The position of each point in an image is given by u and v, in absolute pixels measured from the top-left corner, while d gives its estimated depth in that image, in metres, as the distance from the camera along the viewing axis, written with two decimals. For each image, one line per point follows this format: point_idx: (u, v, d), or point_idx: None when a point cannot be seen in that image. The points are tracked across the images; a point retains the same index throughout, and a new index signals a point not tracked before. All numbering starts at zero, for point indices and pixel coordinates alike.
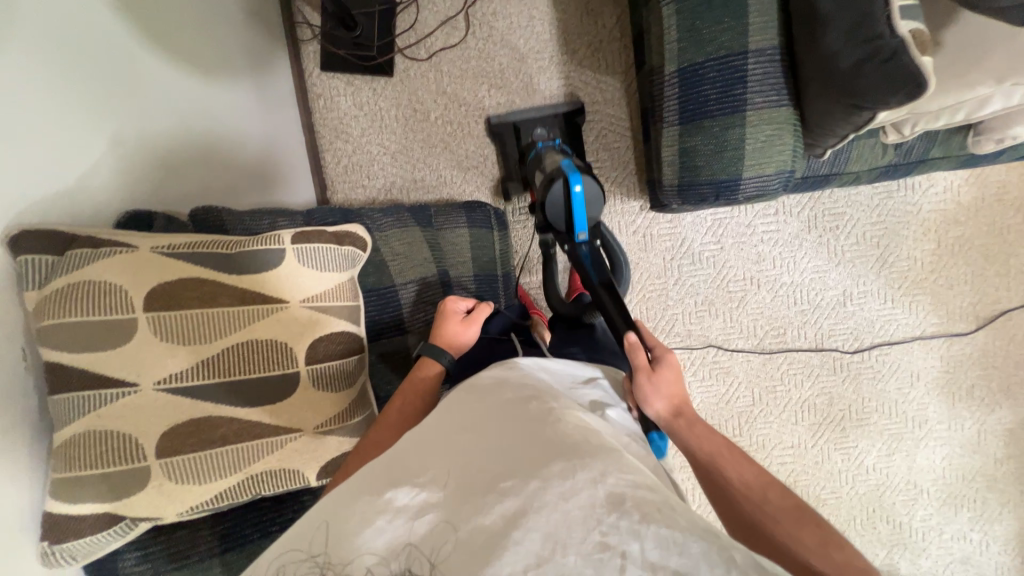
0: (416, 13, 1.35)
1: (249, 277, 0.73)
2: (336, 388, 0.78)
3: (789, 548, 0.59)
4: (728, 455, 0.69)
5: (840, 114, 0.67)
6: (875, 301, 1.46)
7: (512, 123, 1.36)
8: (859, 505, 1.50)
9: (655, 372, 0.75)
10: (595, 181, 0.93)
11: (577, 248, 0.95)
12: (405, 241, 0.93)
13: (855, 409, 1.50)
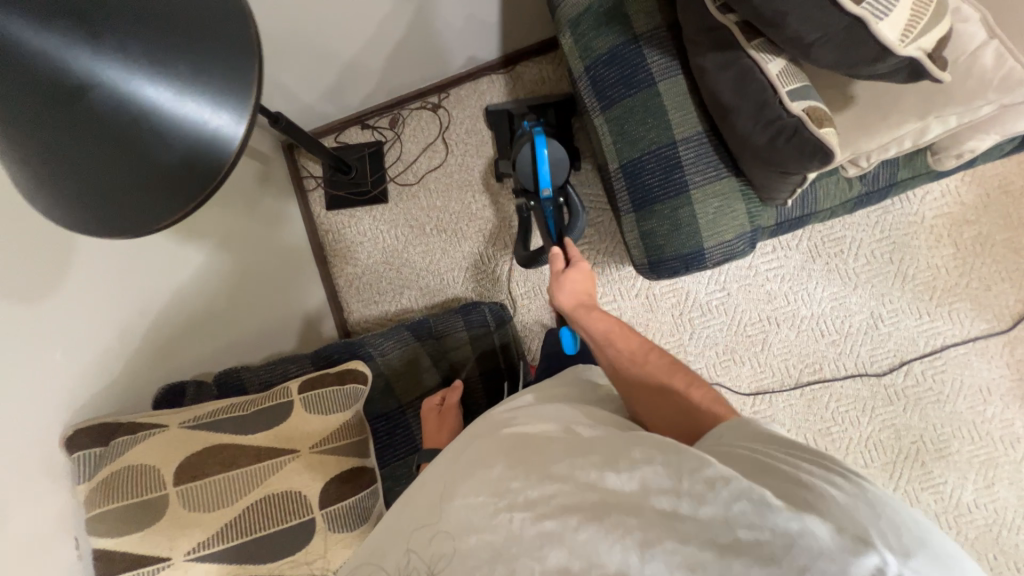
0: (400, 148, 1.55)
1: (264, 434, 0.81)
2: (351, 526, 0.81)
3: (657, 391, 0.70)
4: (617, 331, 0.81)
5: (775, 179, 0.73)
6: (908, 318, 1.38)
7: (506, 110, 1.48)
8: (973, 553, 1.29)
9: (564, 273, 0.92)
10: (557, 148, 1.22)
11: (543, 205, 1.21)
12: (407, 359, 1.01)
13: (930, 440, 1.35)
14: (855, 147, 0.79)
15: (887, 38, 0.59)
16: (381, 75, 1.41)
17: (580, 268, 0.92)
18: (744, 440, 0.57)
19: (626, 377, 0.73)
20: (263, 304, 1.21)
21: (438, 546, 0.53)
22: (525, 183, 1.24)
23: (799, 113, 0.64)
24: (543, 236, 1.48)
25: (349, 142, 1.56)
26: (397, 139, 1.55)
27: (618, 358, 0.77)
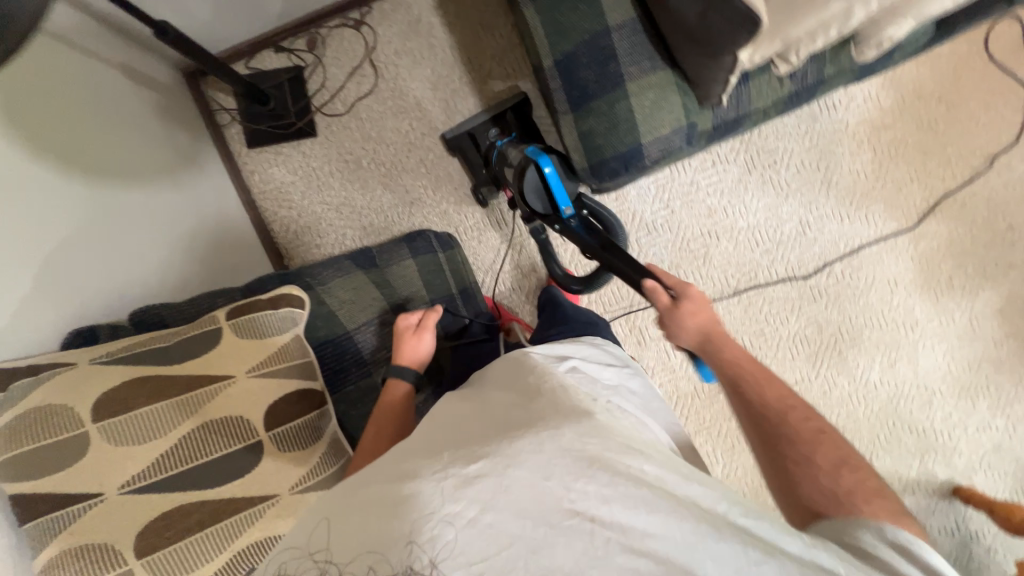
0: (323, 72, 1.40)
1: (191, 362, 0.77)
2: (302, 444, 0.80)
3: (797, 482, 0.70)
4: (759, 372, 0.82)
5: (709, 64, 0.72)
6: (832, 222, 1.49)
7: (467, 131, 1.37)
8: (874, 420, 1.54)
9: (676, 307, 0.95)
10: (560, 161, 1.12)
11: (569, 223, 1.15)
12: (349, 287, 0.97)
13: (848, 332, 1.52)
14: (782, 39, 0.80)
15: None
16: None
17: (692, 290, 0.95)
18: (841, 537, 0.63)
19: (788, 436, 0.74)
20: (186, 245, 1.14)
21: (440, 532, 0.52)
22: (542, 207, 1.15)
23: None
24: None
25: (262, 69, 1.38)
26: (318, 62, 1.40)
27: (754, 399, 0.79)
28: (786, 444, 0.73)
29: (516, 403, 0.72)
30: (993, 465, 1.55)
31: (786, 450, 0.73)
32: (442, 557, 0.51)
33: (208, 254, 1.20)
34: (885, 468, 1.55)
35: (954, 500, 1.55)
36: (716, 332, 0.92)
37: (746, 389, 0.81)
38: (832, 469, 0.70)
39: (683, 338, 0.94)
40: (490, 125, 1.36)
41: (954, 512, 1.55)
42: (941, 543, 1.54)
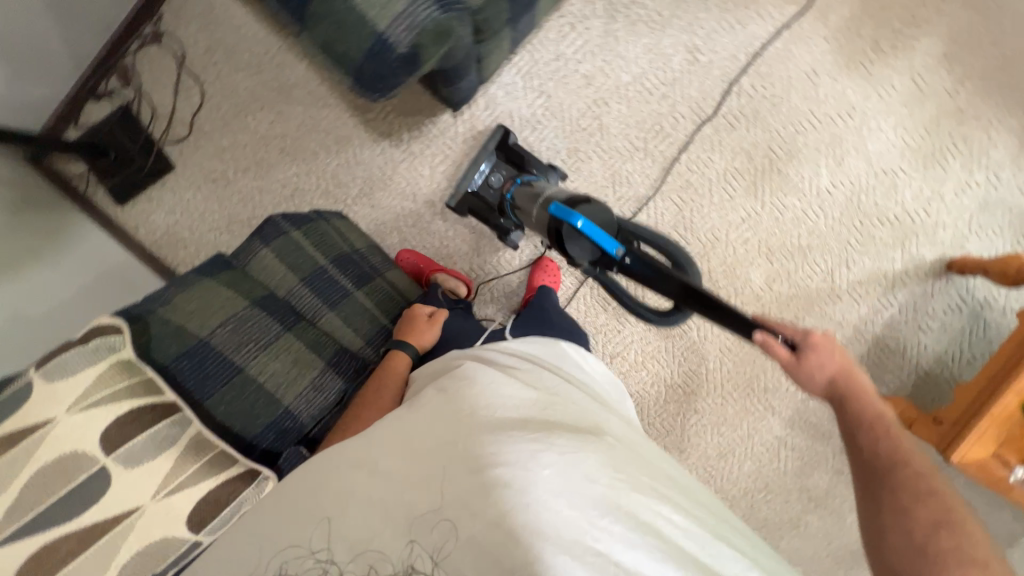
0: (151, 101, 1.35)
1: (7, 420, 0.71)
2: (159, 456, 0.75)
3: (893, 542, 0.61)
4: (869, 413, 0.70)
5: None
6: (721, 37, 1.35)
7: (466, 193, 1.32)
8: (841, 227, 1.43)
9: (801, 359, 0.70)
10: (596, 204, 0.85)
11: (625, 264, 0.78)
12: (194, 297, 0.91)
13: (781, 146, 1.38)
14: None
15: None
16: (63, 20, 1.18)
17: (822, 338, 0.69)
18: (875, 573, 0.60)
19: (892, 486, 0.64)
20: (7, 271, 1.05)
21: (437, 534, 0.57)
22: (585, 263, 0.84)
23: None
24: (347, 127, 1.36)
25: (91, 122, 1.33)
26: (141, 93, 1.34)
27: (860, 440, 0.69)
28: (882, 485, 0.65)
29: (554, 405, 0.71)
30: (985, 223, 1.41)
31: (896, 514, 0.62)
32: (443, 556, 0.56)
33: (86, 303, 1.18)
34: (867, 269, 1.45)
35: (951, 275, 1.44)
36: (845, 375, 0.72)
37: (846, 415, 0.71)
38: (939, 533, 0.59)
39: (811, 381, 0.72)
40: (496, 171, 1.31)
41: (954, 287, 1.45)
42: (951, 323, 1.45)
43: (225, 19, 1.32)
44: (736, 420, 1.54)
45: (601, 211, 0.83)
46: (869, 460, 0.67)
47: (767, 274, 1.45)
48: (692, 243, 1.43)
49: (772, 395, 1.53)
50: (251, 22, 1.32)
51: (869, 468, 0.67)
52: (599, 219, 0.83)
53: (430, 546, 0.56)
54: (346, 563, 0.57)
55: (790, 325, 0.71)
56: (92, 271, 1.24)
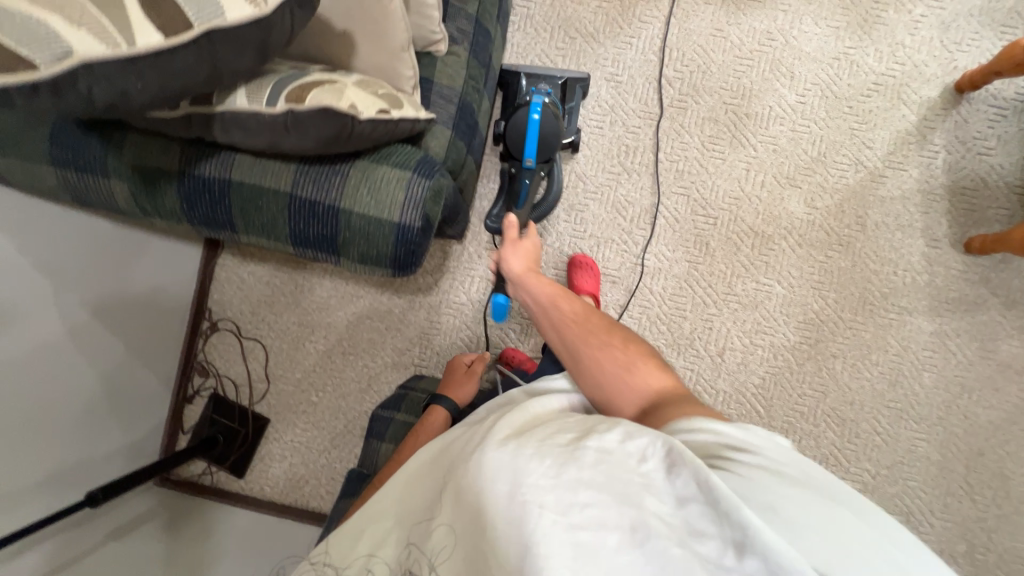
0: (229, 378, 1.52)
1: None
2: None
3: (601, 360, 0.79)
4: (563, 295, 0.90)
5: (359, 143, 0.75)
6: (628, 52, 1.47)
7: (521, 74, 1.38)
8: (835, 121, 1.44)
9: (514, 242, 1.04)
10: (550, 120, 1.23)
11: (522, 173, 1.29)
12: None
13: (734, 96, 1.45)
14: (400, 43, 0.82)
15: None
16: (137, 343, 1.33)
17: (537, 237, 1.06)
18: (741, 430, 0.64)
19: (565, 330, 0.84)
20: None
21: (438, 541, 0.59)
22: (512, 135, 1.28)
23: (286, 104, 0.64)
24: (383, 303, 1.50)
25: (193, 422, 1.50)
26: (219, 376, 1.52)
27: (558, 308, 0.88)
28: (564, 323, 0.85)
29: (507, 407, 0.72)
30: (958, 38, 1.42)
31: (586, 351, 0.80)
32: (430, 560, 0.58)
33: (253, 564, 1.26)
34: (889, 139, 1.43)
35: (966, 95, 1.42)
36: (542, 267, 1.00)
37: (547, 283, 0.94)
38: (593, 344, 0.81)
39: (515, 261, 1.00)
40: (543, 82, 1.37)
41: (978, 103, 1.41)
42: (1003, 132, 1.41)
43: (252, 283, 1.53)
44: (879, 341, 1.42)
45: (545, 135, 1.24)
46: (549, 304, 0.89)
47: (803, 198, 1.44)
48: (718, 215, 1.45)
49: (893, 297, 1.42)
50: (273, 273, 1.52)
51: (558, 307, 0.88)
52: (539, 132, 1.24)
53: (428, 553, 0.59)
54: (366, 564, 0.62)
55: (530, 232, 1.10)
56: (252, 544, 1.33)
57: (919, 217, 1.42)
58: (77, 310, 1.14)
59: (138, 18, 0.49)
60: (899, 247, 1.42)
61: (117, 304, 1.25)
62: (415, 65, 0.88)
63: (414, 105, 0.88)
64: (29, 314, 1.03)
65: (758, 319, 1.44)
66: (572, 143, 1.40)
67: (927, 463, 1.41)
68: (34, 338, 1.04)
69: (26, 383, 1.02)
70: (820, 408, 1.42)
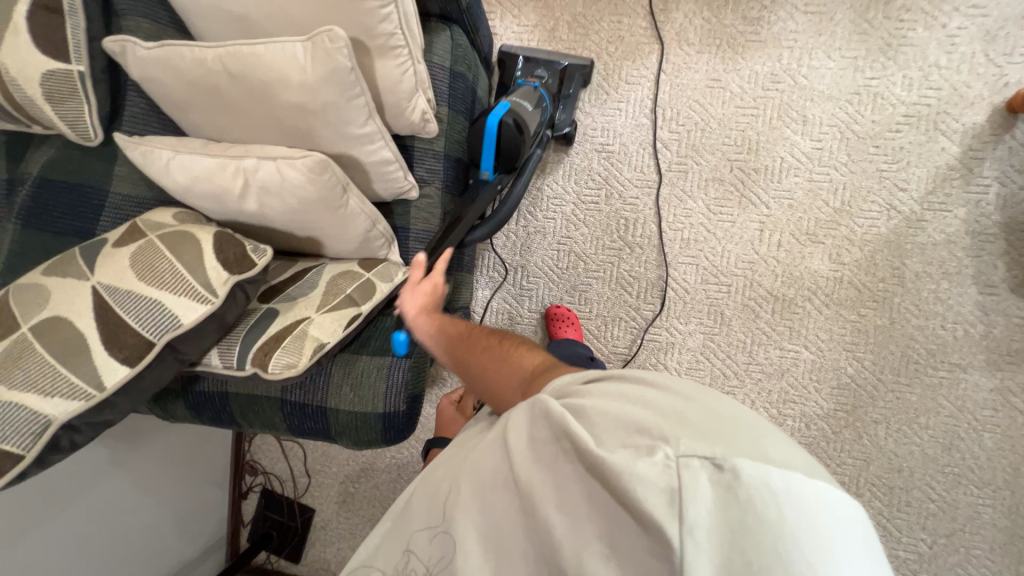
0: (274, 474, 1.64)
1: None
2: None
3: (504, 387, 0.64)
4: (456, 331, 0.72)
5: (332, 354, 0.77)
6: (616, 118, 1.39)
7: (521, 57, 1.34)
8: (860, 165, 1.29)
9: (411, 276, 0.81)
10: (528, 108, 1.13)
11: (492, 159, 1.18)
12: None
13: (740, 151, 1.34)
14: (365, 227, 0.79)
15: (213, 299, 0.63)
16: (184, 497, 1.42)
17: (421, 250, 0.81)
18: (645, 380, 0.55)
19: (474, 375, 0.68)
20: None
21: (432, 550, 0.56)
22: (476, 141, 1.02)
23: (252, 367, 0.71)
24: None
25: (250, 516, 1.65)
26: (266, 473, 1.65)
27: (455, 348, 0.70)
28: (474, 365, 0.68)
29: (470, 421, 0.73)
30: (1006, 49, 1.22)
31: (496, 379, 0.65)
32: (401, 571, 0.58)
33: None
34: (926, 177, 1.27)
35: (1020, 116, 1.22)
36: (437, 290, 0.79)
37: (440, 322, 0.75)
38: (506, 372, 0.65)
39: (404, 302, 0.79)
40: (541, 69, 1.33)
41: None
42: None
43: None
44: (928, 403, 1.30)
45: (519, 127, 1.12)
46: (450, 350, 0.71)
47: (826, 254, 1.32)
48: (732, 281, 1.36)
49: (942, 353, 1.28)
50: None
51: (459, 353, 0.70)
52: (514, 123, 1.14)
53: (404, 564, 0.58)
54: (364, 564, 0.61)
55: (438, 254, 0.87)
56: None
57: (968, 262, 1.26)
58: (132, 488, 1.24)
59: (107, 361, 0.60)
60: (945, 298, 1.27)
61: (172, 437, 1.37)
62: (388, 234, 0.84)
63: (387, 270, 0.84)
64: (82, 503, 1.12)
65: (786, 388, 1.35)
66: (567, 134, 1.36)
67: (995, 531, 1.28)
68: (90, 520, 1.13)
69: (72, 569, 1.10)
70: (863, 477, 1.33)
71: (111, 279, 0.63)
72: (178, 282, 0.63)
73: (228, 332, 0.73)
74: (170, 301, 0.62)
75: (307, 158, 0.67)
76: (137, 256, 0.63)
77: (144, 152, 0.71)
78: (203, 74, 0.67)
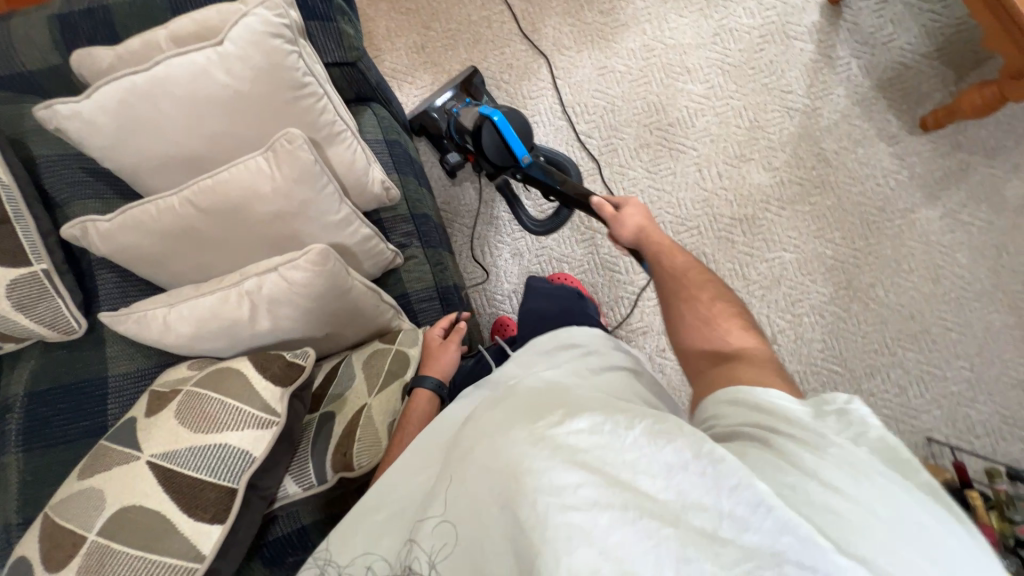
0: None
1: None
2: None
3: (688, 324, 0.77)
4: (683, 271, 0.83)
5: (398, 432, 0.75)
6: (537, 131, 1.50)
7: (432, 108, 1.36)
8: (748, 86, 1.47)
9: (620, 213, 0.95)
10: (513, 118, 1.17)
11: (529, 171, 1.13)
12: None
13: (650, 115, 1.48)
14: (373, 300, 0.79)
15: (275, 420, 0.64)
16: None
17: (638, 202, 0.95)
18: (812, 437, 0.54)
19: (676, 299, 0.80)
20: None
21: (435, 538, 0.54)
22: (493, 156, 1.16)
23: (336, 472, 0.71)
24: None
25: None
26: None
27: (671, 280, 0.83)
28: (684, 301, 0.79)
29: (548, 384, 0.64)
30: None
31: (689, 322, 0.77)
32: (421, 544, 0.55)
33: None
34: (802, 75, 1.46)
35: (842, 5, 1.47)
36: (657, 239, 0.90)
37: (666, 262, 0.86)
38: (707, 322, 0.75)
39: (625, 232, 0.94)
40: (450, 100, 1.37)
41: (857, 4, 1.47)
42: (894, 15, 1.45)
43: None
44: (902, 250, 1.43)
45: (523, 130, 1.16)
46: (668, 281, 0.83)
47: (761, 167, 1.46)
48: (698, 222, 1.46)
49: (889, 205, 1.44)
50: None
51: (676, 281, 0.82)
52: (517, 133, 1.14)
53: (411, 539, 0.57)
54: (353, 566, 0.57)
55: (630, 204, 0.95)
56: None
57: (868, 125, 1.45)
58: None
59: (198, 527, 0.59)
60: (868, 160, 1.44)
61: None
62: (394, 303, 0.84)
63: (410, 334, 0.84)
64: None
65: (788, 291, 1.44)
66: None
67: (1011, 331, 1.40)
68: None
69: None
70: (888, 337, 1.42)
71: (165, 446, 0.61)
72: (233, 418, 0.62)
73: (295, 451, 0.72)
74: (231, 440, 0.61)
75: (306, 253, 0.68)
76: (182, 410, 0.62)
77: (137, 318, 0.69)
78: (178, 219, 0.68)
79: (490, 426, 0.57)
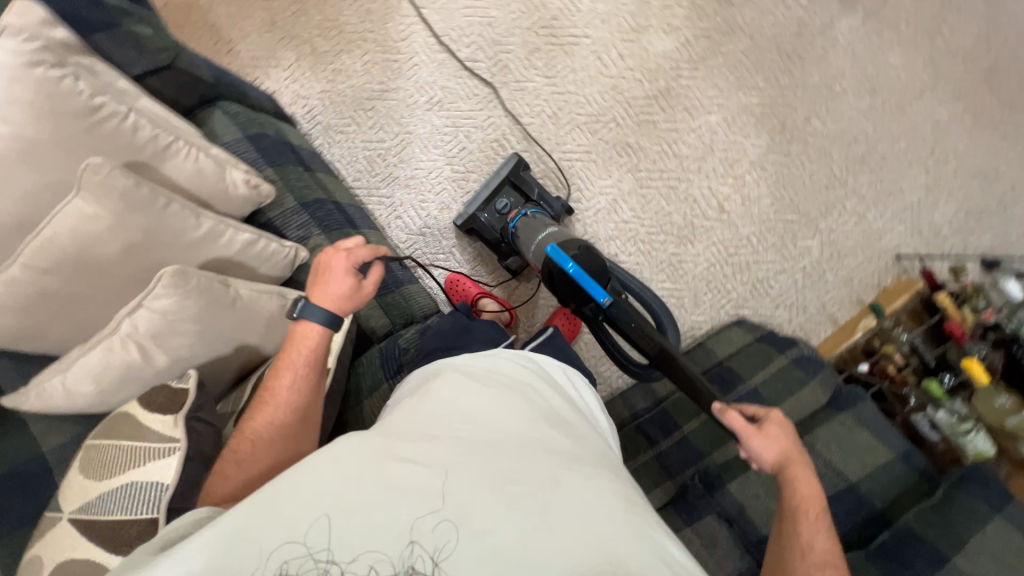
0: None
1: None
2: None
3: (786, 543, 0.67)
4: (808, 508, 0.68)
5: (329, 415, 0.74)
6: (417, 71, 1.39)
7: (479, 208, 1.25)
8: None
9: (760, 432, 0.71)
10: (585, 250, 0.95)
11: (610, 314, 0.92)
12: None
13: (531, 16, 1.38)
14: (270, 300, 0.77)
15: (171, 442, 0.64)
16: None
17: (782, 418, 0.72)
18: None
19: (785, 522, 0.68)
20: None
21: (438, 537, 0.51)
22: (567, 296, 0.97)
23: None
24: None
25: None
26: None
27: (786, 497, 0.69)
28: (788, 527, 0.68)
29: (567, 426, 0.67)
30: None
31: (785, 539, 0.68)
32: (430, 547, 0.50)
33: None
34: None
35: None
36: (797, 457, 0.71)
37: (789, 480, 0.69)
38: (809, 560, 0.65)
39: (756, 446, 0.70)
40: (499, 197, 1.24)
41: None
42: None
43: None
44: (829, 72, 1.35)
45: (601, 268, 0.93)
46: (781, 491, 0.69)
47: (660, 33, 1.37)
48: (613, 113, 1.37)
49: (804, 29, 1.34)
50: None
51: (799, 501, 0.68)
52: (592, 272, 0.93)
53: (417, 542, 0.50)
54: (347, 564, 0.49)
55: (778, 423, 0.72)
56: None
57: None
58: None
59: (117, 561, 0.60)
60: None
61: None
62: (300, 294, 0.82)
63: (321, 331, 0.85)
64: None
65: (724, 152, 1.37)
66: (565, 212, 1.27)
67: (960, 118, 1.33)
68: None
69: None
70: (837, 166, 1.36)
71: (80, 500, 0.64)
72: (132, 455, 0.64)
73: None
74: (132, 474, 0.63)
75: (161, 279, 0.67)
76: (85, 466, 0.65)
77: (38, 394, 0.69)
78: (25, 287, 0.66)
79: (540, 461, 0.57)
